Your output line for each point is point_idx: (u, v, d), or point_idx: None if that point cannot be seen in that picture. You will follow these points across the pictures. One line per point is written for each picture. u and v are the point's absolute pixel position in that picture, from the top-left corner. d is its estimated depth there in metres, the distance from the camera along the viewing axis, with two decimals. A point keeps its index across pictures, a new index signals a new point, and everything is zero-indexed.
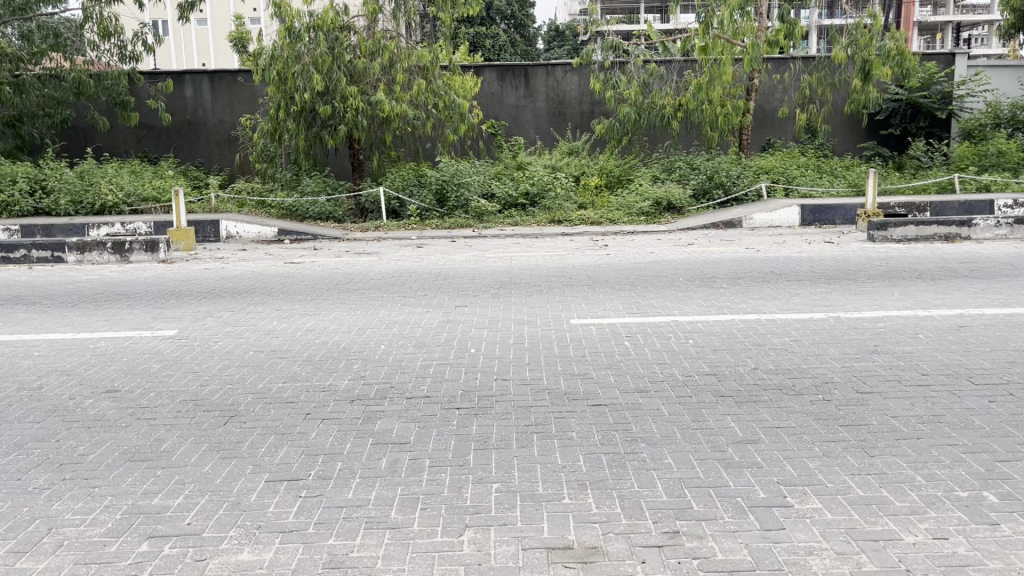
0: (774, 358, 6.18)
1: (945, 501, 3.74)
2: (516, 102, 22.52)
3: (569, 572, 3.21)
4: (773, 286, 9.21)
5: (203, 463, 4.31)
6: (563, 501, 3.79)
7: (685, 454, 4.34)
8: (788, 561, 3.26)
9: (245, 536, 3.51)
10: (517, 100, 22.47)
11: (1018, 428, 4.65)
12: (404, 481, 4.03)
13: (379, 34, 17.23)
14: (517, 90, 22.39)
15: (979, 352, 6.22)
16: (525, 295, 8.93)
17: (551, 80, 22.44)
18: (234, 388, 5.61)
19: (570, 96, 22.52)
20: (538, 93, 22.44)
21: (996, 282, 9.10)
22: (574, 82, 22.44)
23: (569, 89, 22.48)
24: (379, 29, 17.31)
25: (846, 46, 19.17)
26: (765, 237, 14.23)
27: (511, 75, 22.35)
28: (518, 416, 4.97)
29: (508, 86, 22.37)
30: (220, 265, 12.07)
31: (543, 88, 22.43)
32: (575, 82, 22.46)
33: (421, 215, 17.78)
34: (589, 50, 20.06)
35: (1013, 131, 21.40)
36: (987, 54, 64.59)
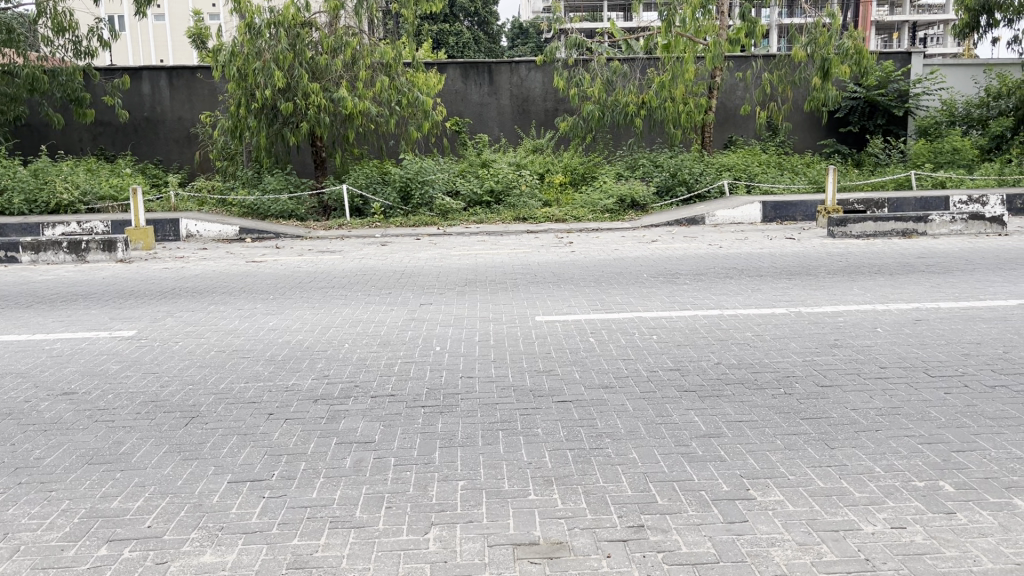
0: (737, 352, 6.24)
1: (902, 490, 3.83)
2: (480, 99, 22.49)
3: (534, 568, 3.21)
4: (736, 282, 9.29)
5: (164, 465, 4.25)
6: (529, 498, 3.80)
7: (650, 449, 4.36)
8: (750, 553, 3.30)
9: (207, 538, 3.47)
10: (481, 98, 22.44)
11: (973, 418, 4.75)
12: (368, 481, 4.01)
13: (341, 30, 17.09)
14: (481, 87, 22.36)
15: (935, 345, 6.34)
16: (491, 293, 8.91)
17: (515, 77, 22.45)
18: (194, 389, 5.53)
19: (534, 94, 22.57)
20: (501, 90, 22.45)
21: (952, 277, 9.28)
22: (538, 80, 22.48)
23: (533, 87, 22.52)
24: (342, 26, 17.16)
25: (805, 45, 19.42)
26: (728, 234, 14.36)
27: (475, 72, 22.31)
28: (484, 413, 4.97)
29: (472, 83, 22.33)
30: (180, 264, 11.89)
31: (507, 85, 22.43)
32: (538, 80, 22.51)
33: (384, 213, 17.69)
34: (553, 48, 20.06)
35: (968, 129, 22.30)
36: (942, 53, 65.86)
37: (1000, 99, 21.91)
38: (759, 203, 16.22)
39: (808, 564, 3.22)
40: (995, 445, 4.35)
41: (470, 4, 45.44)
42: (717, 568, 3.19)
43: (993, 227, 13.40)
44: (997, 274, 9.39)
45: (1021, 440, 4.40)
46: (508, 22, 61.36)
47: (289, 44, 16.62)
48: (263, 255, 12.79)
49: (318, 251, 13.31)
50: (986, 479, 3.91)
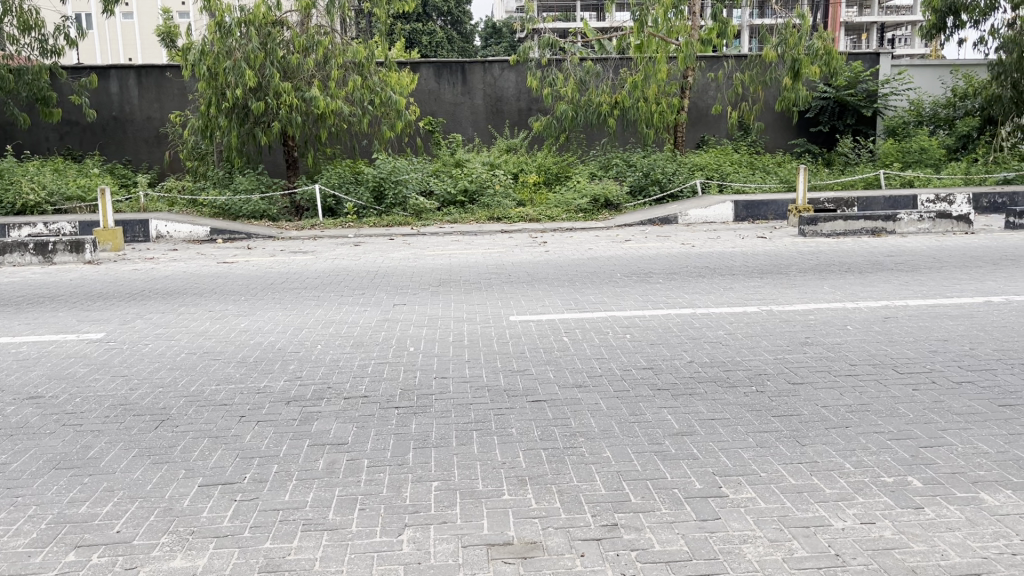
0: (709, 351, 6.28)
1: (869, 484, 3.88)
2: (453, 99, 22.46)
3: (508, 568, 3.21)
4: (709, 281, 9.35)
5: (133, 468, 4.20)
6: (503, 497, 3.80)
7: (623, 448, 4.38)
8: (723, 550, 3.33)
9: (177, 542, 3.43)
10: (454, 98, 22.41)
11: (941, 414, 4.82)
12: (341, 482, 3.99)
13: (313, 29, 17.01)
14: (454, 87, 22.34)
15: (904, 343, 6.42)
16: (465, 293, 8.90)
17: (488, 77, 22.43)
18: (165, 392, 5.47)
19: (507, 94, 22.57)
20: (474, 90, 22.43)
21: (919, 275, 9.41)
22: (511, 80, 22.48)
23: (506, 86, 22.51)
24: (313, 25, 17.07)
25: (775, 46, 19.57)
26: (700, 233, 14.44)
27: (448, 72, 22.29)
28: (458, 413, 4.96)
29: (445, 83, 22.30)
30: (150, 265, 11.76)
31: (480, 85, 22.41)
32: (512, 80, 22.51)
33: (358, 213, 17.59)
34: (527, 48, 20.05)
35: (935, 129, 22.70)
36: (910, 54, 66.86)
37: (966, 99, 22.42)
38: (731, 202, 16.34)
39: (779, 560, 3.24)
40: (962, 440, 4.42)
41: (443, 3, 45.46)
42: (690, 565, 3.22)
43: (960, 225, 13.57)
44: (964, 272, 9.53)
45: (987, 435, 4.48)
46: (480, 21, 61.41)
47: (260, 43, 16.50)
48: (234, 255, 12.71)
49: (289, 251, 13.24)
50: (953, 474, 3.97)
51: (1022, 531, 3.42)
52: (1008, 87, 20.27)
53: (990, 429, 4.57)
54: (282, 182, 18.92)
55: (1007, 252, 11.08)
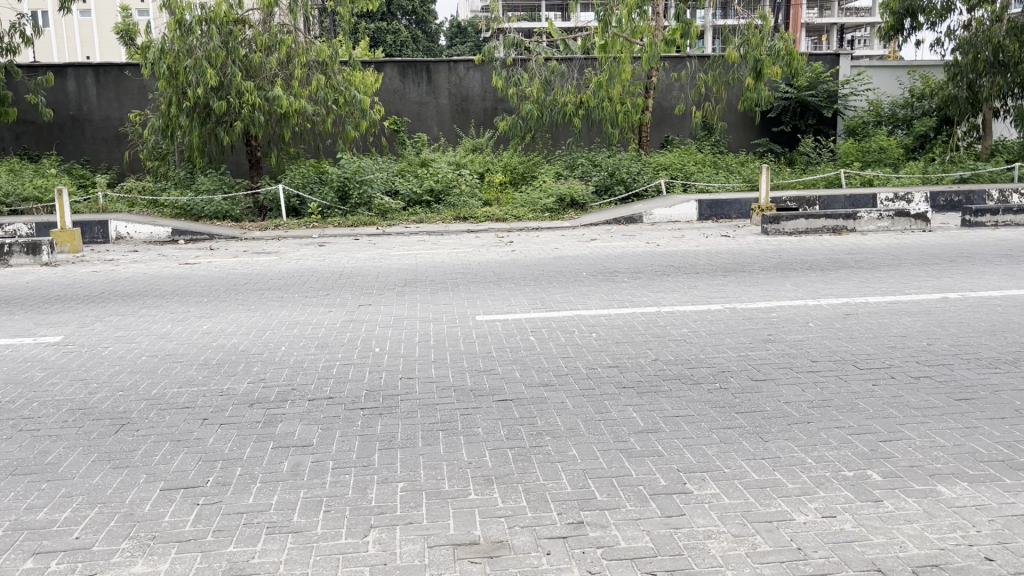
0: (674, 348, 6.34)
1: (830, 478, 3.96)
2: (418, 99, 22.38)
3: (475, 568, 3.21)
4: (673, 280, 9.42)
5: (92, 474, 4.13)
6: (469, 497, 3.80)
7: (589, 445, 4.41)
8: (687, 546, 3.36)
9: (138, 548, 3.38)
10: (420, 97, 22.34)
11: (899, 409, 4.91)
12: (306, 484, 3.96)
13: (276, 28, 16.85)
14: (419, 86, 22.27)
15: (864, 339, 6.54)
16: (431, 292, 8.89)
17: (454, 76, 22.39)
18: (125, 395, 5.38)
19: (473, 93, 22.56)
20: (440, 89, 22.38)
21: (878, 272, 9.58)
22: (476, 80, 22.49)
23: (471, 86, 22.50)
24: (276, 23, 16.93)
25: (738, 46, 19.73)
26: (664, 232, 14.59)
27: (413, 72, 22.22)
28: (423, 414, 4.95)
29: (410, 83, 22.22)
30: (110, 266, 11.59)
31: (446, 85, 22.37)
32: (477, 79, 22.51)
33: (322, 213, 17.46)
34: (492, 47, 20.03)
35: (894, 128, 23.10)
36: (869, 54, 68.05)
37: (923, 99, 22.78)
38: (695, 201, 16.50)
39: (742, 555, 3.28)
40: (920, 434, 4.51)
41: (407, 2, 45.36)
42: (655, 561, 3.25)
43: (918, 224, 13.83)
44: (922, 269, 9.71)
45: (944, 429, 4.57)
46: (446, 21, 61.41)
47: (222, 41, 16.31)
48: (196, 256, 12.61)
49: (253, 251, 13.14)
50: (911, 468, 4.05)
51: (977, 522, 3.50)
52: (963, 87, 20.65)
53: (947, 423, 4.67)
54: (245, 181, 18.72)
55: (962, 249, 11.33)
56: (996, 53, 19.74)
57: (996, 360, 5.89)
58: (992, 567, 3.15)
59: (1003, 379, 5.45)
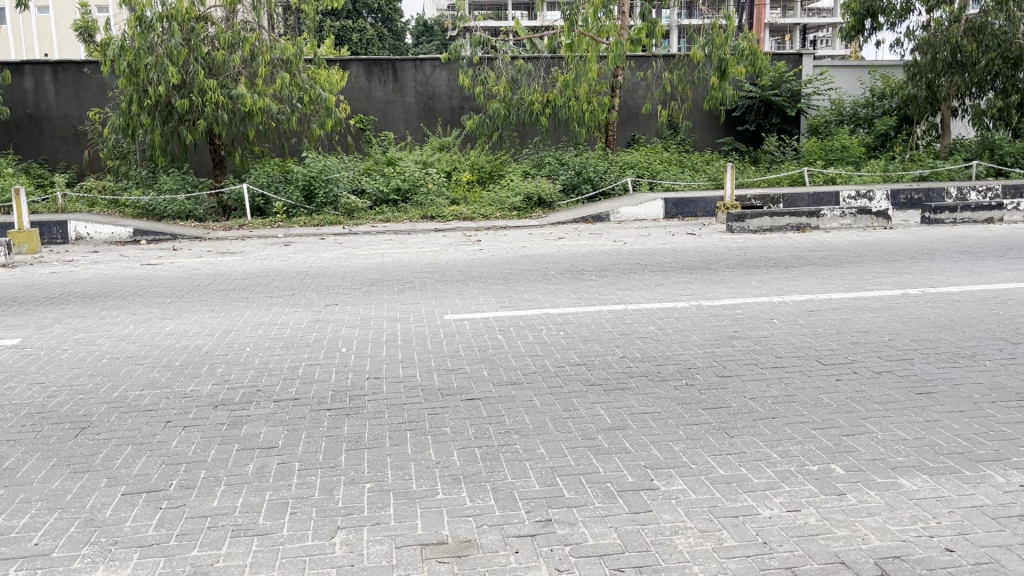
0: (640, 346, 6.37)
1: (794, 471, 4.01)
2: (384, 97, 22.27)
3: (443, 568, 3.20)
4: (640, 277, 9.47)
5: (52, 479, 4.05)
6: (437, 497, 3.79)
7: (557, 444, 4.41)
8: (655, 542, 3.38)
9: (100, 553, 3.33)
10: (386, 95, 22.23)
11: (862, 403, 4.99)
12: (272, 486, 3.93)
13: (239, 25, 16.68)
14: (385, 84, 22.15)
15: (827, 335, 6.62)
16: (398, 292, 8.85)
17: (420, 75, 22.32)
18: (86, 398, 5.29)
19: (439, 92, 22.50)
20: (406, 88, 22.29)
21: (841, 269, 9.70)
22: (442, 78, 22.44)
23: (438, 84, 22.45)
24: (239, 21, 16.78)
25: (703, 46, 19.87)
26: (631, 230, 14.70)
27: (378, 70, 22.09)
28: (391, 414, 4.92)
29: (376, 81, 22.09)
30: (70, 267, 11.38)
31: (412, 83, 22.28)
32: (443, 77, 22.46)
33: (288, 212, 17.30)
34: (457, 46, 20.01)
35: (856, 127, 23.46)
36: (831, 54, 69.16)
37: (883, 99, 23.19)
38: (661, 199, 16.61)
39: (709, 550, 3.31)
40: (881, 428, 4.58)
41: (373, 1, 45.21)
42: (623, 558, 3.26)
43: (879, 221, 14.09)
44: (884, 265, 9.86)
45: (905, 422, 4.65)
46: (412, 20, 61.33)
47: (183, 39, 16.08)
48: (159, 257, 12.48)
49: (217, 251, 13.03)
50: (873, 461, 4.11)
51: (937, 513, 3.57)
52: (922, 87, 21.02)
53: (908, 416, 4.76)
54: (208, 181, 18.48)
55: (923, 246, 11.55)
56: (954, 54, 20.10)
57: (955, 354, 6.01)
58: (952, 558, 3.21)
59: (962, 373, 5.56)
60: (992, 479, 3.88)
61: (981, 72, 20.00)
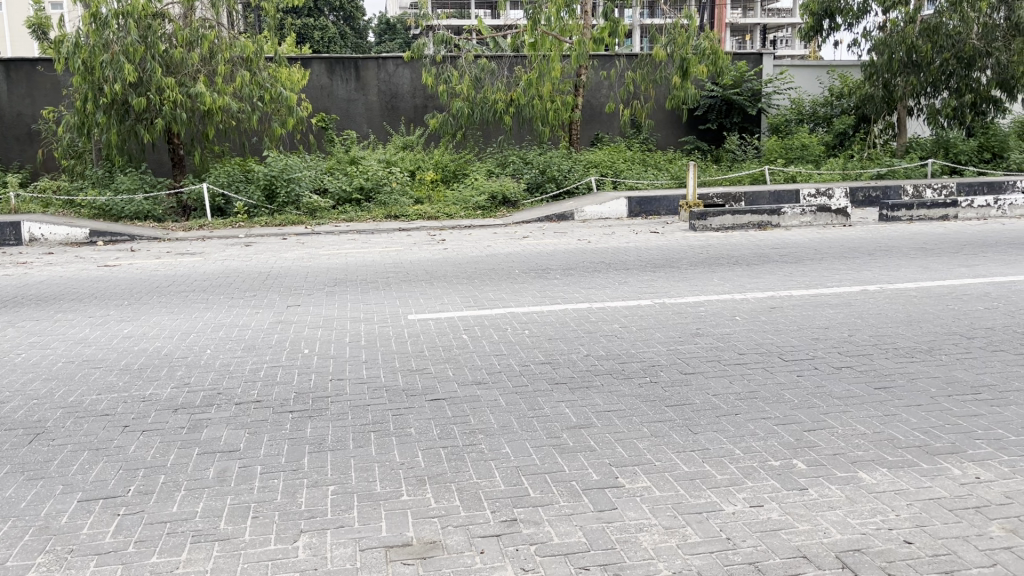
0: (605, 344, 6.39)
1: (756, 466, 4.06)
2: (346, 95, 22.10)
3: (407, 570, 3.18)
4: (604, 275, 9.53)
5: (5, 486, 3.95)
6: (402, 498, 3.77)
7: (522, 443, 4.40)
8: (619, 540, 3.39)
9: (55, 562, 3.25)
10: (348, 94, 22.06)
11: (823, 398, 5.05)
12: (233, 490, 3.87)
13: (197, 22, 16.46)
14: (347, 83, 21.98)
15: (788, 331, 6.71)
16: (361, 292, 8.78)
17: (383, 73, 22.20)
18: (40, 403, 5.17)
19: (402, 90, 22.41)
20: (369, 86, 22.15)
21: (802, 266, 9.82)
22: (405, 77, 22.35)
23: (401, 83, 22.36)
24: (197, 17, 16.56)
25: (665, 45, 20.06)
26: (595, 229, 14.78)
27: (341, 68, 21.91)
28: (354, 415, 4.88)
29: (338, 79, 21.91)
30: (25, 269, 11.16)
31: (375, 82, 22.16)
32: (406, 76, 22.36)
33: (249, 212, 17.08)
34: (420, 44, 20.02)
35: (815, 126, 23.74)
36: (790, 54, 70.31)
37: (842, 98, 23.44)
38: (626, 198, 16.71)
39: (674, 547, 3.33)
40: (841, 422, 4.65)
41: None
42: (588, 556, 3.26)
43: (838, 218, 14.35)
44: (843, 262, 10.03)
45: (866, 416, 4.73)
46: (375, 18, 61.03)
47: (140, 35, 15.79)
48: (116, 257, 12.34)
49: (176, 252, 12.89)
50: (834, 456, 4.17)
51: (897, 506, 3.63)
52: (880, 87, 21.49)
53: (867, 411, 4.83)
54: (166, 181, 18.18)
55: (879, 243, 11.79)
56: (909, 54, 20.66)
57: (912, 349, 6.11)
58: (911, 550, 3.27)
59: (919, 368, 5.67)
60: (949, 472, 3.96)
61: (936, 72, 20.67)
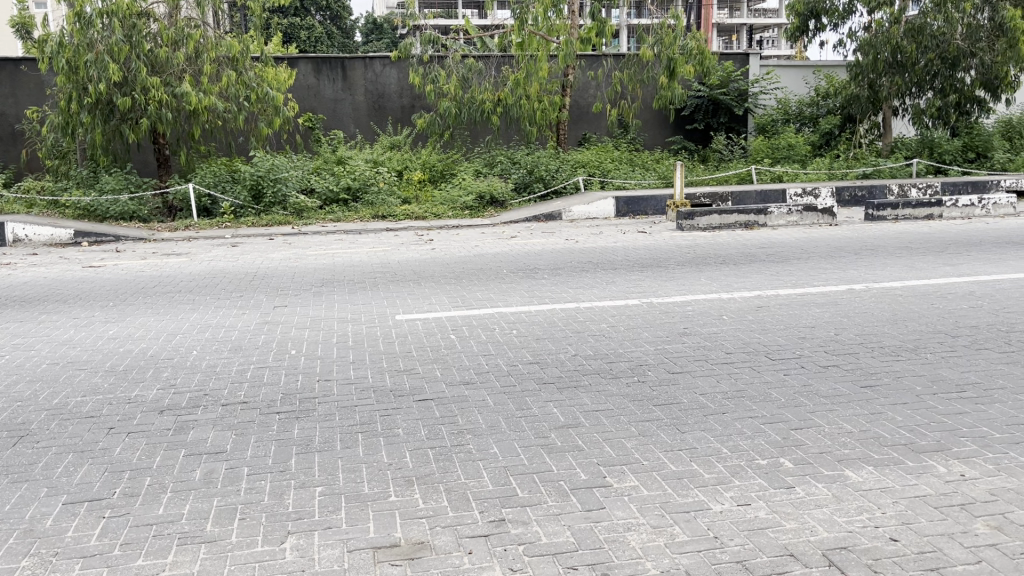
0: (721, 338, 6.42)
1: (865, 463, 4.07)
2: (333, 95, 22.09)
3: (619, 546, 3.36)
4: (693, 271, 9.42)
5: (193, 469, 4.22)
6: (584, 480, 3.95)
7: (667, 432, 4.53)
8: (819, 522, 3.51)
9: (289, 534, 3.52)
10: (335, 94, 22.06)
11: (950, 396, 5.04)
12: (421, 470, 4.13)
13: (182, 22, 16.74)
14: (334, 82, 21.98)
15: (907, 327, 6.66)
16: (418, 289, 9.00)
17: (369, 72, 22.22)
18: (190, 394, 5.45)
19: (389, 90, 22.42)
20: (356, 86, 22.17)
21: (893, 263, 9.62)
22: (392, 76, 22.37)
23: (388, 83, 22.37)
24: (181, 17, 16.80)
25: (651, 45, 19.61)
26: (582, 229, 14.48)
27: (327, 67, 21.89)
28: (500, 402, 5.10)
29: (324, 78, 21.91)
30: (97, 266, 11.53)
31: (362, 81, 22.18)
32: (393, 76, 22.39)
33: (234, 212, 17.08)
34: (407, 44, 20.02)
35: (801, 126, 23.22)
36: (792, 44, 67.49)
37: (828, 98, 22.96)
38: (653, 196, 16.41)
39: (876, 531, 3.43)
40: (975, 417, 4.67)
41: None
42: (790, 539, 3.38)
43: (824, 218, 13.87)
44: (934, 258, 9.86)
45: (1004, 411, 4.74)
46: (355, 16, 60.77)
47: (125, 35, 16.00)
48: (102, 258, 12.50)
49: (158, 252, 13.04)
50: (982, 450, 4.20)
51: None
52: (863, 87, 20.98)
53: (1002, 406, 4.83)
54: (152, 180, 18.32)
55: (962, 239, 11.54)
56: (894, 54, 20.21)
57: None
58: None
59: None
60: None
61: (920, 72, 20.20)
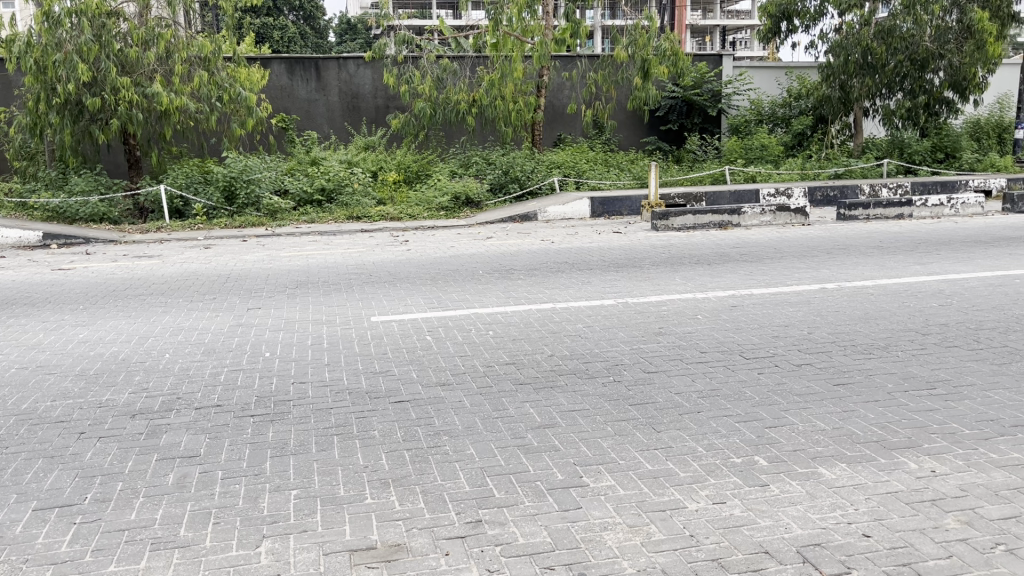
0: (693, 338, 6.46)
1: (840, 460, 4.11)
2: (306, 96, 21.97)
3: (592, 547, 3.35)
4: (666, 270, 9.46)
5: (165, 473, 4.17)
6: (562, 481, 3.95)
7: (645, 431, 4.55)
8: (789, 522, 3.52)
9: (258, 538, 3.49)
10: (308, 94, 21.93)
11: (923, 392, 5.10)
12: (396, 472, 4.11)
13: (152, 21, 16.48)
14: (307, 83, 21.85)
15: (879, 325, 6.72)
16: (396, 289, 8.98)
17: (343, 73, 22.10)
18: (162, 397, 5.39)
19: (363, 91, 22.33)
20: (329, 87, 22.04)
21: (868, 262, 9.72)
22: (367, 77, 22.28)
23: (362, 83, 22.28)
24: (152, 16, 16.56)
25: (626, 46, 19.67)
26: (558, 229, 14.52)
27: (301, 68, 21.77)
28: (473, 403, 5.08)
29: (298, 79, 21.77)
30: (67, 269, 11.35)
31: (335, 82, 22.05)
32: (368, 77, 22.30)
33: (207, 214, 16.92)
34: (381, 44, 19.91)
35: (774, 127, 23.35)
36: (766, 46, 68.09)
37: (800, 99, 23.12)
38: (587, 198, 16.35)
39: (844, 529, 3.44)
40: (944, 413, 4.73)
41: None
42: (764, 537, 3.39)
43: (798, 217, 13.99)
44: (906, 257, 9.98)
45: (970, 408, 4.80)
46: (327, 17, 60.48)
47: (94, 35, 15.78)
48: (71, 260, 12.27)
49: (132, 255, 12.74)
50: (954, 445, 4.25)
51: None
52: (835, 87, 21.16)
53: (966, 402, 4.90)
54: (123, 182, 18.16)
55: (933, 237, 11.70)
56: (865, 55, 20.37)
57: (1009, 343, 6.15)
58: None
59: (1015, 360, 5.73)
60: None
61: (891, 73, 20.44)
